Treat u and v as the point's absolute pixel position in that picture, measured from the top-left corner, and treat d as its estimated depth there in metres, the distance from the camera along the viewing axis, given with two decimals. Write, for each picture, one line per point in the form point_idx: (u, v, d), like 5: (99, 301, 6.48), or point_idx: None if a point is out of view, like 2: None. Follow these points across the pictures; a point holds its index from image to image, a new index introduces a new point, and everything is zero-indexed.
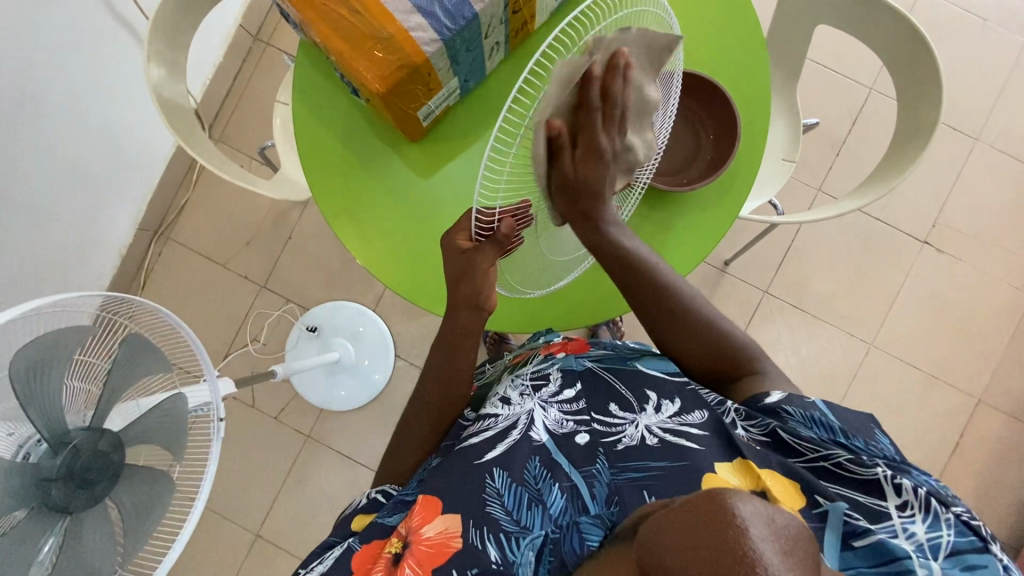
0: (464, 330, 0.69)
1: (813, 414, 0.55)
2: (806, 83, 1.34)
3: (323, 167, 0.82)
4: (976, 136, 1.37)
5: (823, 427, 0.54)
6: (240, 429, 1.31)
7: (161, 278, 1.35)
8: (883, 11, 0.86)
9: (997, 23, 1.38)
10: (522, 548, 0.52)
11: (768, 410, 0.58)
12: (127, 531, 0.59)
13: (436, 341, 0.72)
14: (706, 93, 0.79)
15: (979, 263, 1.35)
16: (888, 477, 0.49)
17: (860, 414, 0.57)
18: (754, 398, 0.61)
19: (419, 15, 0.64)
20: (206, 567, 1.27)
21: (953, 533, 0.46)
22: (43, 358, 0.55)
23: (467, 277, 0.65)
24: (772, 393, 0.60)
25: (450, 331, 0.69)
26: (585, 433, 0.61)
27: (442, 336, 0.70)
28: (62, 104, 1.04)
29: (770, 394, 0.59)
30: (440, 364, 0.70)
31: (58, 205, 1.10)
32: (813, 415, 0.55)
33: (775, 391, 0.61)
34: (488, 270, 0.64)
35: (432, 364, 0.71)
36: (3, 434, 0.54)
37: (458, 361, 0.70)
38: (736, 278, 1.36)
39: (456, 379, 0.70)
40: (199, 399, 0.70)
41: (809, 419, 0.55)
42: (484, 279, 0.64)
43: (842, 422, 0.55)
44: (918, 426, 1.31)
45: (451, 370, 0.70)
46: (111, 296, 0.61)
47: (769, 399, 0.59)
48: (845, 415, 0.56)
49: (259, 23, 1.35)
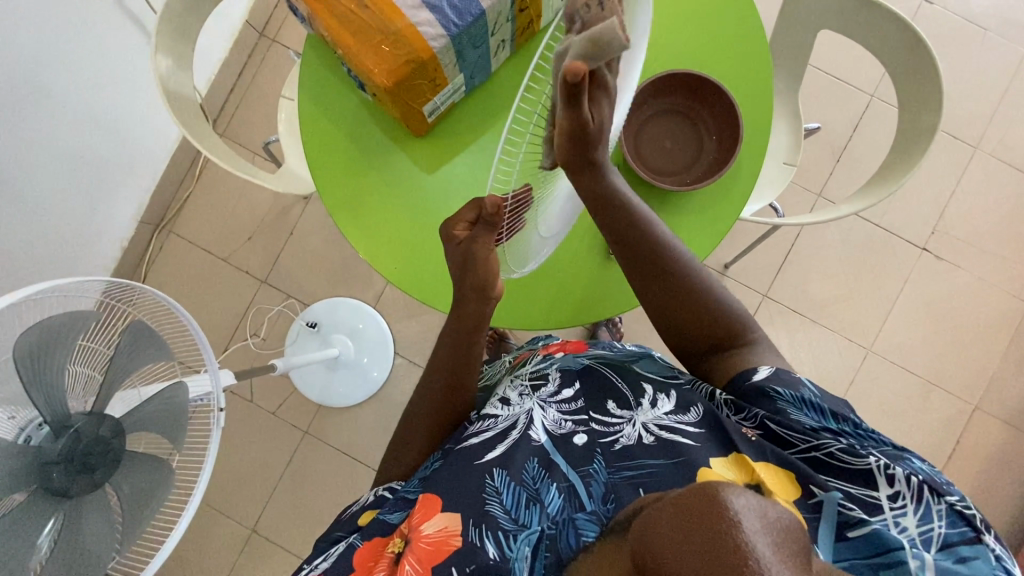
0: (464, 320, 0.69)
1: (804, 396, 0.56)
2: (808, 88, 1.34)
3: (325, 159, 0.82)
4: (976, 144, 1.37)
5: (813, 410, 0.55)
6: (238, 423, 1.30)
7: (163, 271, 1.35)
8: (886, 16, 0.87)
9: (998, 34, 1.39)
10: (518, 544, 0.52)
11: (758, 390, 0.58)
12: (128, 515, 0.60)
13: (441, 335, 0.72)
14: (707, 95, 0.80)
15: (977, 270, 1.35)
16: (882, 466, 0.49)
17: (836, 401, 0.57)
18: (743, 373, 0.61)
19: (426, 11, 0.65)
20: (200, 561, 1.26)
21: (944, 525, 0.46)
22: (49, 343, 0.55)
23: (470, 265, 0.65)
24: (759, 370, 0.61)
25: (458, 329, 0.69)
26: (583, 434, 0.61)
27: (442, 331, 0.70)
28: (68, 95, 1.05)
29: (758, 370, 0.60)
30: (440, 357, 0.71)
31: (61, 195, 1.10)
32: (804, 397, 0.56)
33: (762, 366, 0.61)
34: (488, 257, 0.63)
35: (440, 365, 0.71)
36: (5, 417, 0.55)
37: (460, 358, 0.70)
38: (735, 281, 1.36)
39: (458, 373, 0.70)
40: (200, 388, 0.70)
41: (798, 400, 0.56)
42: (489, 267, 0.64)
43: (832, 402, 0.56)
44: (914, 432, 1.31)
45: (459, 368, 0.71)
46: (114, 283, 0.62)
47: (757, 376, 0.60)
48: (832, 397, 0.57)
49: (266, 20, 1.36)
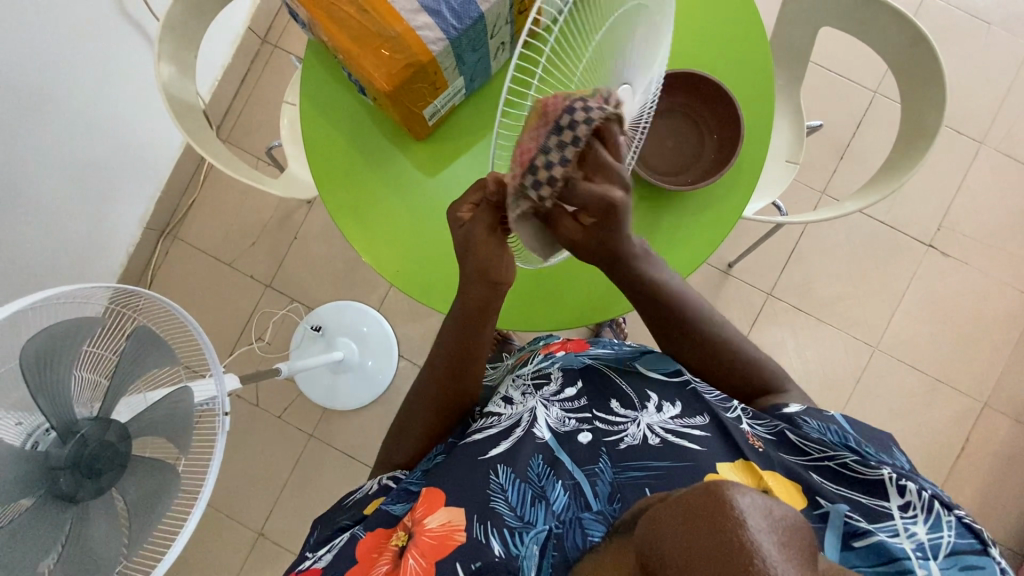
0: (485, 306, 0.67)
1: (830, 423, 0.56)
2: (810, 86, 1.34)
3: (327, 165, 0.83)
4: (981, 139, 1.37)
5: (837, 434, 0.55)
6: (244, 426, 1.31)
7: (169, 276, 1.36)
8: (887, 13, 0.86)
9: (1001, 27, 1.38)
10: (525, 543, 0.51)
11: (784, 418, 0.59)
12: (133, 519, 0.60)
13: (446, 324, 0.70)
14: (711, 93, 0.79)
15: (984, 266, 1.34)
16: (893, 478, 0.50)
17: (880, 431, 0.57)
18: (773, 407, 0.62)
19: (425, 14, 0.65)
20: (207, 564, 1.27)
21: (954, 534, 0.46)
22: (53, 347, 0.55)
23: (470, 249, 0.64)
24: (791, 405, 0.60)
25: (469, 321, 0.68)
26: (587, 432, 0.61)
27: (451, 317, 0.69)
28: (72, 103, 1.06)
29: (788, 405, 0.60)
30: (451, 351, 0.70)
31: (66, 202, 1.11)
32: (830, 426, 0.55)
33: (794, 403, 0.61)
34: (486, 239, 0.63)
35: (443, 351, 0.70)
36: (12, 423, 0.55)
37: (472, 343, 0.69)
38: (739, 280, 1.36)
39: (470, 366, 0.70)
40: (205, 392, 0.70)
41: (824, 428, 0.56)
42: (489, 248, 0.63)
43: (860, 433, 0.56)
44: (923, 429, 1.31)
45: (470, 361, 0.70)
46: (119, 289, 0.62)
47: (786, 409, 0.60)
48: (865, 430, 0.56)
49: (268, 25, 1.37)
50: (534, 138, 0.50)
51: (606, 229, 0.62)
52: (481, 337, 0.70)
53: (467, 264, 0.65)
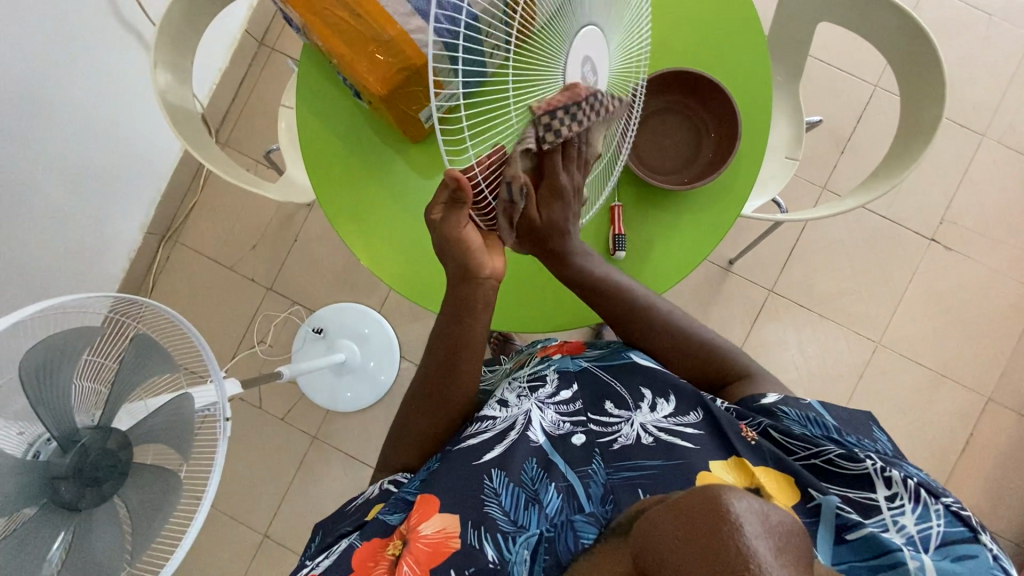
0: (472, 297, 0.67)
1: (810, 413, 0.56)
2: (809, 81, 1.33)
3: (325, 170, 0.83)
4: (983, 131, 1.36)
5: (819, 424, 0.55)
6: (249, 429, 1.32)
7: (171, 280, 1.37)
8: (885, 8, 0.85)
9: (1003, 19, 1.37)
10: (517, 547, 0.51)
11: (764, 409, 0.59)
12: (137, 527, 0.60)
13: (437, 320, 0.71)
14: (708, 92, 0.79)
15: (987, 260, 1.34)
16: (878, 469, 0.50)
17: (859, 413, 0.58)
18: (750, 398, 0.62)
19: (418, 17, 0.63)
20: (213, 566, 1.28)
21: (942, 524, 0.47)
22: (51, 358, 0.56)
23: (446, 245, 0.64)
24: (769, 395, 0.61)
25: (459, 315, 0.68)
26: (581, 434, 0.61)
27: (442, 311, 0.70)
28: (69, 111, 1.06)
29: (766, 396, 0.61)
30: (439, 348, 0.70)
31: (67, 209, 1.12)
32: (809, 415, 0.56)
33: (770, 393, 0.62)
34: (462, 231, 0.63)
35: (436, 347, 0.70)
36: (14, 432, 0.56)
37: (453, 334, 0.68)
38: (740, 277, 1.35)
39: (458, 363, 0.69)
40: (206, 398, 0.70)
41: (804, 418, 0.56)
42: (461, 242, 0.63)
43: (839, 421, 0.56)
44: (927, 425, 1.30)
45: (462, 353, 0.69)
46: (117, 298, 0.62)
47: (764, 400, 0.60)
48: (840, 414, 0.57)
49: (264, 28, 1.37)
50: (562, 97, 0.53)
51: (554, 209, 0.69)
52: (472, 331, 0.69)
53: (454, 263, 0.66)
